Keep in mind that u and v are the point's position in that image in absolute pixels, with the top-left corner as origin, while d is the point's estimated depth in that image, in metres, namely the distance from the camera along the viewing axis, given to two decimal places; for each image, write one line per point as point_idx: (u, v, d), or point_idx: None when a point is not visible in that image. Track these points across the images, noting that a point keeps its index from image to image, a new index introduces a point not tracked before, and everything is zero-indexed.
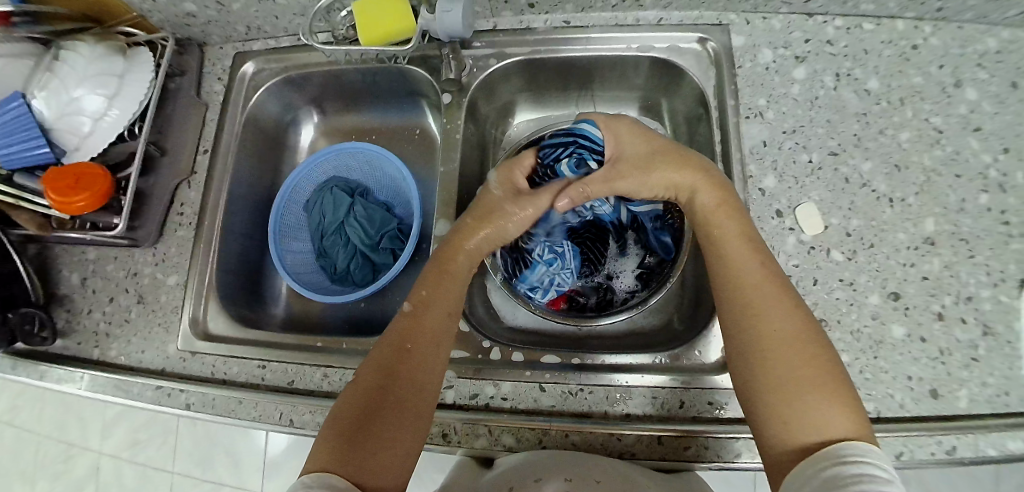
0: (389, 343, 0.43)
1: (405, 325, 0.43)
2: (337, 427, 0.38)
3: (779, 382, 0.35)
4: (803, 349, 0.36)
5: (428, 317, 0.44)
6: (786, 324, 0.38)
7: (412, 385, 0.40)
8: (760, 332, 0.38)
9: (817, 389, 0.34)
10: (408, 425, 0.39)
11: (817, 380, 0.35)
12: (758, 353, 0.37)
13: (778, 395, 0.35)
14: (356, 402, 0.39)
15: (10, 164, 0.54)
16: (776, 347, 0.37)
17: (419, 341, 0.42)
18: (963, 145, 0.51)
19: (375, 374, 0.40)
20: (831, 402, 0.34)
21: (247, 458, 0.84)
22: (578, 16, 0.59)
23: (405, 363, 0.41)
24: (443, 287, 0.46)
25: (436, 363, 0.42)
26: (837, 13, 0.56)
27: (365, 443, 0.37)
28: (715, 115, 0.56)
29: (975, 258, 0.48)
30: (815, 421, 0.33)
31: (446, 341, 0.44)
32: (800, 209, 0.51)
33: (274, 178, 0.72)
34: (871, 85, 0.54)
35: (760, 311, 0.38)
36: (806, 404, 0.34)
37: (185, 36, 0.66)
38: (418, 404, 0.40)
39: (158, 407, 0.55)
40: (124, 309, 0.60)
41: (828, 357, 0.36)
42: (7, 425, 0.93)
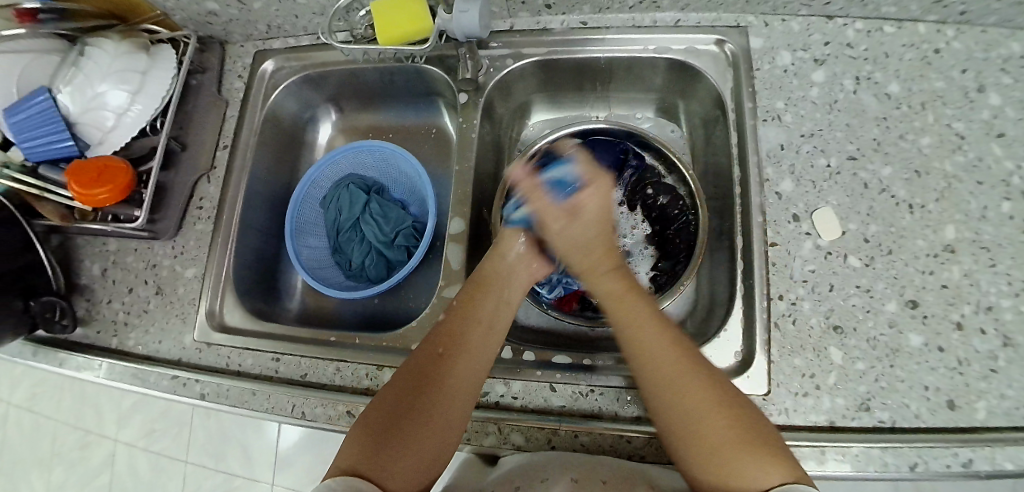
0: (425, 349, 0.44)
1: (442, 333, 0.45)
2: (369, 427, 0.40)
3: (711, 448, 0.36)
4: (720, 411, 0.37)
5: (466, 325, 0.45)
6: (701, 391, 0.38)
7: (442, 392, 0.41)
8: (679, 405, 0.38)
9: (741, 448, 0.35)
10: (435, 434, 0.40)
11: (737, 441, 0.36)
12: (686, 426, 0.38)
13: (712, 461, 0.36)
14: (388, 404, 0.41)
15: (36, 156, 0.55)
16: (697, 413, 0.37)
17: (454, 348, 0.44)
18: (985, 151, 0.50)
19: (410, 379, 0.42)
20: (759, 455, 0.35)
21: (259, 450, 0.85)
22: (595, 16, 0.59)
23: (438, 370, 0.42)
24: (478, 302, 0.47)
25: (470, 376, 0.43)
26: (858, 16, 0.56)
27: (394, 445, 0.38)
28: (732, 117, 0.55)
29: (996, 267, 0.47)
30: (755, 477, 0.34)
31: (480, 350, 0.44)
32: (817, 213, 0.50)
33: (291, 175, 0.73)
34: (892, 89, 0.53)
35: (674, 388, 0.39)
36: (740, 465, 0.34)
37: (206, 34, 0.67)
38: (449, 412, 0.41)
39: (174, 396, 0.56)
40: (143, 300, 0.61)
41: (739, 411, 0.38)
42: (27, 412, 0.95)
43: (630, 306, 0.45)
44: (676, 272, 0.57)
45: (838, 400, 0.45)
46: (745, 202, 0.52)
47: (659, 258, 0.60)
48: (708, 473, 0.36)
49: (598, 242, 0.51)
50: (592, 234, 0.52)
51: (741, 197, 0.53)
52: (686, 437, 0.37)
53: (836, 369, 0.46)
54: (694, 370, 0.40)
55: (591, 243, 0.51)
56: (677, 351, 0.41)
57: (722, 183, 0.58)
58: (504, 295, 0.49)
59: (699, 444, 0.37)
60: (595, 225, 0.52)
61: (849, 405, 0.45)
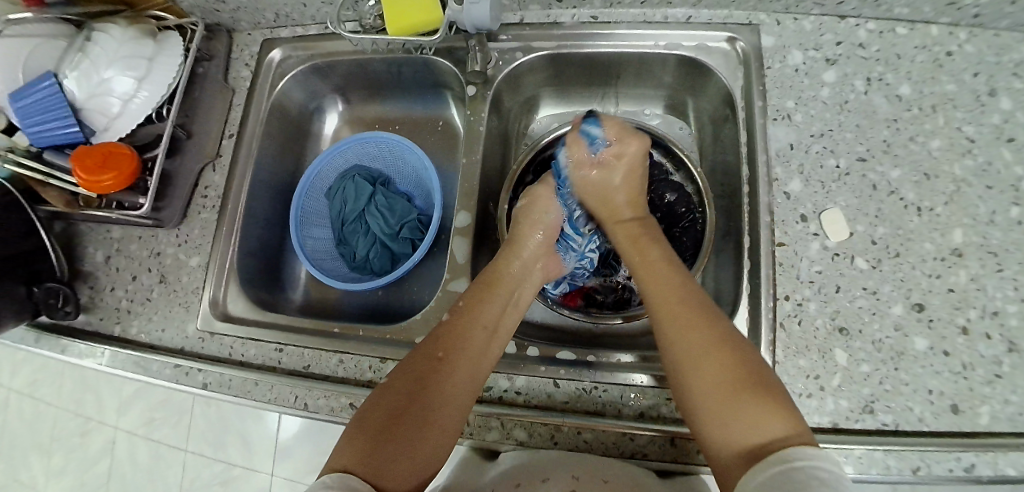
0: (425, 351, 0.44)
1: (444, 335, 0.45)
2: (365, 427, 0.39)
3: (709, 391, 0.37)
4: (724, 357, 0.38)
5: (469, 327, 0.45)
6: (709, 335, 0.39)
7: (441, 395, 0.41)
8: (686, 342, 0.39)
9: (741, 398, 0.36)
10: (433, 435, 0.39)
11: (736, 389, 0.36)
12: (686, 366, 0.39)
13: (713, 408, 0.36)
14: (385, 406, 0.40)
15: (41, 141, 0.55)
16: (700, 356, 0.38)
17: (455, 351, 0.43)
18: (995, 156, 0.50)
19: (410, 380, 0.41)
20: (760, 408, 0.35)
21: (258, 440, 0.86)
22: (606, 11, 0.59)
23: (439, 372, 0.42)
24: (481, 303, 0.47)
25: (470, 379, 0.43)
26: (870, 16, 0.55)
27: (393, 445, 0.37)
28: (742, 116, 0.55)
29: (1003, 272, 0.47)
30: (751, 423, 0.34)
31: (481, 355, 0.44)
32: (825, 214, 0.50)
33: (296, 165, 0.73)
34: (903, 91, 0.53)
35: (685, 331, 0.40)
36: (738, 413, 0.35)
37: (214, 21, 0.67)
38: (446, 415, 0.41)
39: (176, 385, 0.56)
40: (146, 288, 0.61)
41: (744, 358, 0.38)
42: (28, 397, 0.95)
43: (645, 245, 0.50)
44: (682, 270, 0.57)
45: (842, 402, 0.45)
46: (753, 202, 0.52)
47: None
48: (708, 423, 0.36)
49: (626, 188, 0.54)
50: (633, 186, 0.55)
51: (749, 197, 0.52)
52: (687, 373, 0.38)
53: (841, 370, 0.46)
54: (702, 316, 0.41)
55: (619, 191, 0.54)
56: (687, 300, 0.42)
57: (730, 182, 0.58)
58: (517, 296, 0.50)
59: (702, 386, 0.37)
60: (632, 179, 0.54)
61: (852, 407, 0.45)
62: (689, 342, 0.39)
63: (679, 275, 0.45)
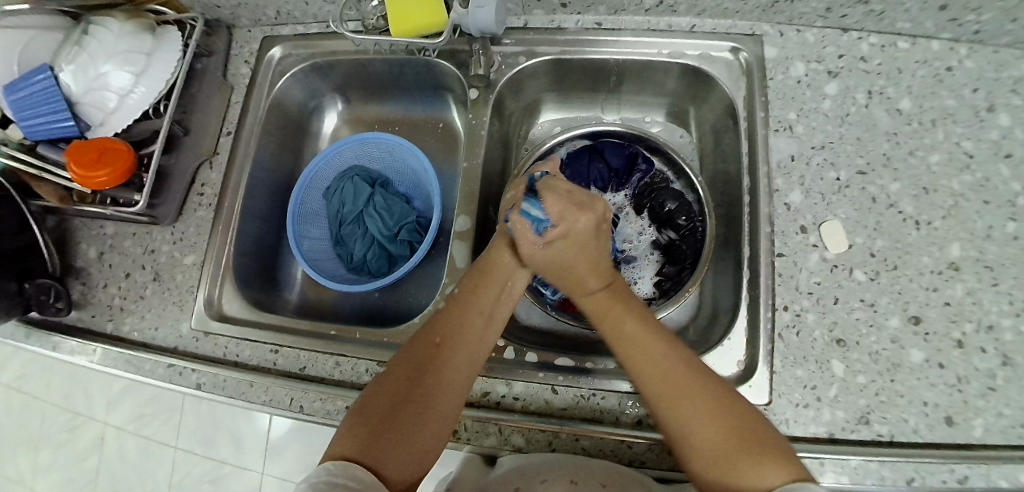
0: (424, 337, 0.43)
1: (441, 321, 0.44)
2: (366, 415, 0.38)
3: (709, 457, 0.36)
4: (717, 421, 0.37)
5: (469, 313, 0.44)
6: (701, 400, 0.38)
7: (440, 383, 0.41)
8: (673, 408, 0.38)
9: (744, 457, 0.35)
10: (433, 423, 0.39)
11: (737, 449, 0.35)
12: (683, 434, 0.37)
13: (715, 471, 0.35)
14: (385, 394, 0.39)
15: (35, 135, 0.54)
16: (694, 420, 0.37)
17: (453, 338, 0.43)
18: (993, 171, 0.50)
19: (408, 368, 0.41)
20: (760, 462, 0.34)
21: (249, 439, 0.85)
22: (610, 17, 0.59)
23: (437, 358, 0.42)
24: (483, 290, 0.46)
25: (470, 365, 0.43)
26: (873, 30, 0.56)
27: (393, 436, 0.37)
28: (744, 125, 0.55)
29: (998, 287, 0.47)
30: (756, 484, 0.33)
31: (480, 340, 0.44)
32: (825, 225, 0.50)
33: (294, 164, 0.72)
34: (903, 105, 0.53)
35: (671, 404, 0.38)
36: (740, 472, 0.34)
37: (214, 17, 0.66)
38: (446, 402, 0.40)
39: (168, 385, 0.55)
40: (139, 286, 0.60)
41: (733, 418, 0.37)
42: (15, 392, 0.93)
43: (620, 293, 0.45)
44: (681, 278, 0.57)
45: (838, 413, 0.45)
46: (754, 212, 0.52)
47: (663, 264, 0.60)
48: (713, 482, 0.35)
49: (592, 268, 0.45)
50: (592, 258, 0.45)
51: (750, 205, 0.52)
52: (682, 440, 0.37)
53: (837, 381, 0.46)
54: (695, 381, 0.39)
55: (577, 263, 0.44)
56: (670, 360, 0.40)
57: (731, 190, 0.58)
58: (511, 284, 0.48)
59: (698, 453, 0.36)
60: (579, 254, 0.44)
61: (848, 418, 0.45)
62: (673, 407, 0.38)
63: (660, 335, 0.42)
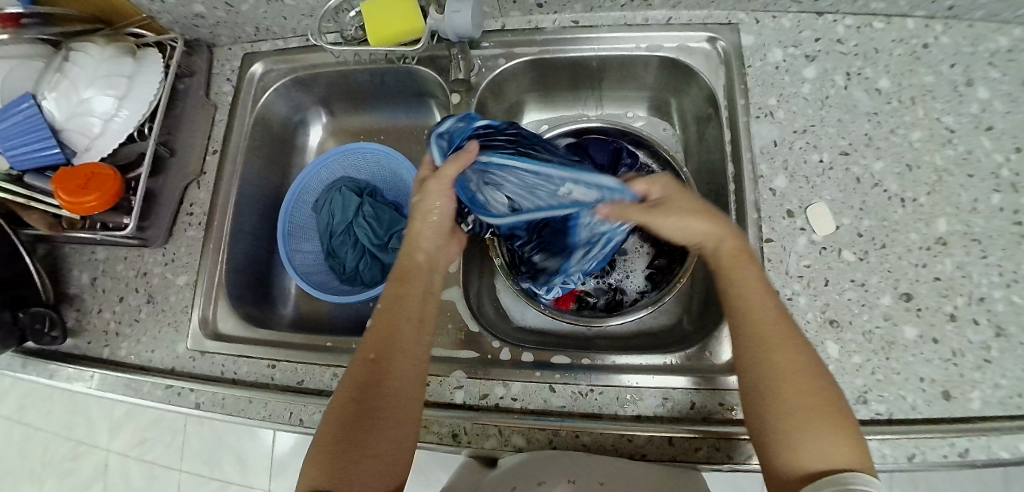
0: (360, 357, 0.43)
1: (374, 335, 0.44)
2: (323, 449, 0.38)
3: (789, 417, 0.36)
4: (812, 387, 0.37)
5: (397, 322, 0.44)
6: (796, 358, 0.38)
7: (385, 394, 0.40)
8: (774, 369, 0.38)
9: (824, 423, 0.35)
10: (390, 434, 0.39)
11: (822, 414, 0.36)
12: (771, 388, 0.38)
13: (786, 434, 0.36)
14: (335, 422, 0.39)
15: (21, 164, 0.54)
16: (786, 385, 0.37)
17: (388, 350, 0.43)
18: (975, 144, 0.51)
19: (354, 388, 0.41)
20: (832, 430, 0.35)
21: (255, 456, 0.85)
22: (587, 15, 0.59)
23: (378, 373, 0.41)
24: (405, 295, 0.46)
25: (409, 370, 0.42)
26: (847, 12, 0.56)
27: (351, 455, 0.37)
28: (724, 114, 0.55)
29: (987, 259, 0.47)
30: (824, 452, 0.34)
31: (413, 344, 0.44)
32: (812, 208, 0.50)
33: (282, 179, 0.72)
34: (882, 84, 0.54)
35: (772, 348, 0.39)
36: (813, 438, 0.35)
37: (193, 37, 0.66)
38: (397, 409, 0.40)
39: (168, 406, 0.55)
40: (134, 308, 0.60)
41: (825, 385, 0.37)
42: (17, 423, 0.93)
43: (746, 264, 0.43)
44: (672, 269, 0.57)
45: None
46: (740, 199, 0.52)
47: (654, 256, 0.60)
48: (779, 446, 0.36)
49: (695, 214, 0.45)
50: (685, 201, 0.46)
51: (736, 193, 0.53)
52: (771, 402, 0.37)
53: (833, 362, 0.46)
54: (790, 334, 0.39)
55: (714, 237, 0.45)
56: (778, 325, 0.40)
57: (716, 180, 0.58)
58: (432, 283, 0.48)
59: (780, 414, 0.37)
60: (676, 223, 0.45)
61: (846, 398, 0.45)
62: (776, 365, 0.38)
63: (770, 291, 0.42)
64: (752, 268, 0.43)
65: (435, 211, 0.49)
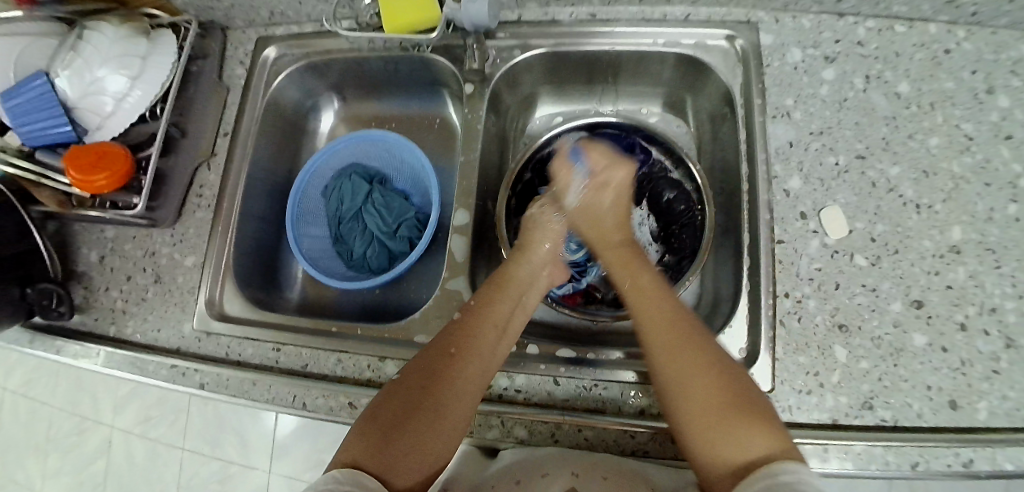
0: (437, 347, 0.44)
1: (455, 332, 0.45)
2: (376, 422, 0.39)
3: (700, 411, 0.37)
4: (714, 378, 0.38)
5: (479, 328, 0.45)
6: (699, 351, 0.40)
7: (451, 392, 0.41)
8: (679, 362, 0.40)
9: (734, 416, 0.36)
10: (440, 435, 0.40)
11: (729, 407, 0.37)
12: (677, 381, 0.39)
13: (696, 433, 0.37)
14: (397, 400, 0.40)
15: (33, 141, 0.54)
16: (691, 376, 0.39)
17: (464, 352, 0.43)
18: (993, 153, 0.50)
19: (420, 376, 0.41)
20: (743, 422, 0.36)
21: (256, 439, 0.85)
22: (604, 9, 0.59)
23: (448, 368, 0.42)
24: (495, 302, 0.47)
25: (477, 380, 0.43)
26: (869, 14, 0.55)
27: (400, 443, 0.38)
28: (741, 113, 0.55)
29: (1001, 269, 0.47)
30: (740, 444, 0.35)
31: (490, 356, 0.44)
32: (824, 211, 0.50)
33: (292, 164, 0.72)
34: (902, 88, 0.53)
35: (673, 342, 0.41)
36: (725, 431, 0.36)
37: (208, 18, 0.66)
38: (456, 412, 0.41)
39: (173, 386, 0.55)
40: (141, 288, 0.60)
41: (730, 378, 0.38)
42: (22, 398, 0.94)
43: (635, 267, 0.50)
44: (681, 267, 0.57)
45: (841, 399, 0.45)
46: (752, 199, 0.52)
47: (663, 254, 0.60)
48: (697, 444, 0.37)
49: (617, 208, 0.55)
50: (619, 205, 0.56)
51: (748, 194, 0.52)
52: (678, 389, 0.39)
53: (840, 367, 0.46)
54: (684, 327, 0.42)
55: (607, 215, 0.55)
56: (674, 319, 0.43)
57: (729, 180, 0.58)
58: (522, 298, 0.49)
59: (687, 414, 0.38)
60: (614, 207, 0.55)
61: (852, 403, 0.45)
62: (680, 357, 0.40)
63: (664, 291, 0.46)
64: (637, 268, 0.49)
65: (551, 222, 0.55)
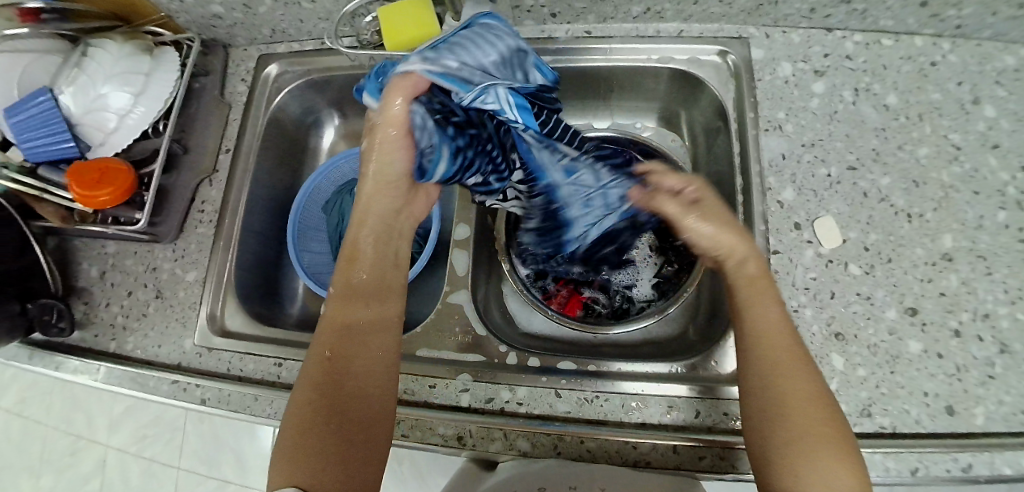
0: (319, 351, 0.40)
1: (334, 326, 0.41)
2: (297, 440, 0.36)
3: (798, 441, 0.35)
4: (818, 412, 0.36)
5: (358, 307, 0.42)
6: (807, 382, 0.37)
7: (354, 382, 0.39)
8: (790, 393, 0.37)
9: (828, 449, 0.35)
10: (370, 422, 0.38)
11: (829, 442, 0.35)
12: (780, 409, 0.37)
13: (787, 459, 0.35)
14: (305, 416, 0.36)
15: (35, 157, 0.55)
16: (797, 406, 0.36)
17: (353, 337, 0.41)
18: (981, 162, 0.51)
19: (314, 383, 0.38)
20: (834, 457, 0.34)
21: (254, 456, 0.85)
22: (600, 26, 0.60)
23: (340, 371, 0.39)
24: (359, 270, 0.45)
25: (376, 352, 0.41)
26: (856, 29, 0.57)
27: (331, 450, 0.35)
28: (734, 126, 0.56)
29: (992, 275, 0.48)
30: (822, 479, 0.34)
31: (379, 327, 0.42)
32: (818, 222, 0.51)
33: (293, 179, 0.73)
34: (890, 101, 0.54)
35: (784, 371, 0.38)
36: (814, 461, 0.34)
37: (210, 37, 0.67)
38: (373, 395, 0.39)
39: (174, 401, 0.55)
40: (142, 303, 0.60)
41: (832, 413, 0.37)
42: (16, 417, 0.93)
43: (763, 290, 0.42)
44: (679, 278, 0.58)
45: (840, 406, 0.45)
46: (748, 210, 0.53)
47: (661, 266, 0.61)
48: (779, 469, 0.35)
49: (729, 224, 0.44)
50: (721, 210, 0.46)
51: (744, 205, 0.53)
52: (777, 417, 0.36)
53: (838, 375, 0.46)
54: (796, 353, 0.39)
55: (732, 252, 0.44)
56: (786, 344, 0.39)
57: (725, 192, 0.59)
58: (384, 252, 0.47)
59: (786, 440, 0.35)
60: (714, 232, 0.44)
61: (851, 410, 0.45)
62: (790, 384, 0.37)
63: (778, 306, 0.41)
64: (767, 288, 0.42)
65: (384, 160, 0.47)
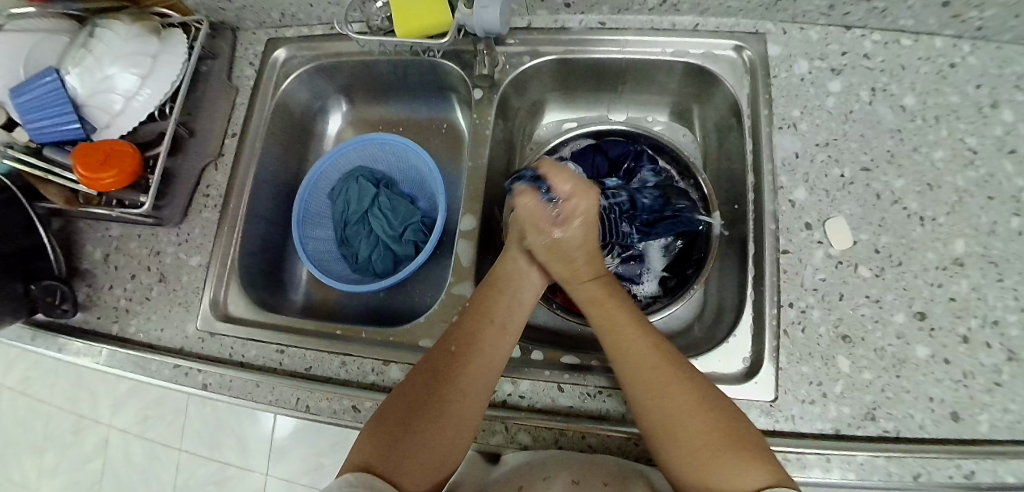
0: (440, 347, 0.45)
1: (456, 332, 0.46)
2: (388, 420, 0.41)
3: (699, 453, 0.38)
4: (707, 417, 0.39)
5: (478, 326, 0.46)
6: (682, 391, 0.40)
7: (454, 391, 0.42)
8: (671, 403, 0.40)
9: (728, 451, 0.37)
10: (449, 432, 0.41)
11: (720, 444, 0.37)
12: (669, 424, 0.40)
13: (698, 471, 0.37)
14: (403, 402, 0.42)
15: (40, 138, 0.54)
16: (684, 418, 0.39)
17: (466, 349, 0.45)
18: (996, 167, 0.50)
19: (424, 377, 0.43)
20: (732, 458, 0.36)
21: (255, 440, 0.85)
22: (614, 17, 0.59)
23: (457, 371, 0.43)
24: (491, 298, 0.48)
25: (485, 376, 0.44)
26: (875, 27, 0.56)
27: (407, 442, 0.39)
28: (747, 123, 0.55)
29: (1003, 282, 0.47)
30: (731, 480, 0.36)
31: (492, 354, 0.45)
32: (829, 222, 0.50)
33: (299, 165, 0.73)
34: (907, 101, 0.53)
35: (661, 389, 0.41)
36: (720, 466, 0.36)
37: (219, 20, 0.66)
38: (463, 409, 0.42)
39: (175, 385, 0.55)
40: (145, 287, 0.60)
41: (723, 415, 0.39)
42: (20, 395, 0.94)
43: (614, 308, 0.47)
44: (686, 275, 0.58)
45: (844, 409, 0.45)
46: (759, 208, 0.52)
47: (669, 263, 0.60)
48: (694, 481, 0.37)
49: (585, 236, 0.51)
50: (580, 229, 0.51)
51: (755, 203, 0.53)
52: (674, 437, 0.39)
53: (843, 377, 0.46)
54: (666, 363, 0.42)
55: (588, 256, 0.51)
56: (660, 359, 0.43)
57: (735, 190, 0.58)
58: (518, 293, 0.50)
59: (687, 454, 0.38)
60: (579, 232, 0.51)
61: (855, 413, 0.45)
62: (674, 393, 0.40)
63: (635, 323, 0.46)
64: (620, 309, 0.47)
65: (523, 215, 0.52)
